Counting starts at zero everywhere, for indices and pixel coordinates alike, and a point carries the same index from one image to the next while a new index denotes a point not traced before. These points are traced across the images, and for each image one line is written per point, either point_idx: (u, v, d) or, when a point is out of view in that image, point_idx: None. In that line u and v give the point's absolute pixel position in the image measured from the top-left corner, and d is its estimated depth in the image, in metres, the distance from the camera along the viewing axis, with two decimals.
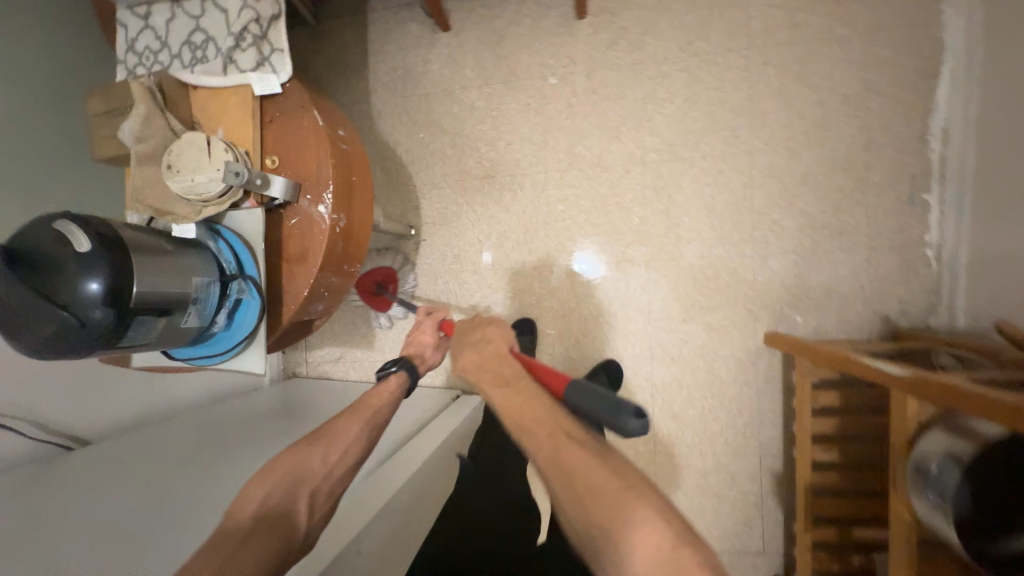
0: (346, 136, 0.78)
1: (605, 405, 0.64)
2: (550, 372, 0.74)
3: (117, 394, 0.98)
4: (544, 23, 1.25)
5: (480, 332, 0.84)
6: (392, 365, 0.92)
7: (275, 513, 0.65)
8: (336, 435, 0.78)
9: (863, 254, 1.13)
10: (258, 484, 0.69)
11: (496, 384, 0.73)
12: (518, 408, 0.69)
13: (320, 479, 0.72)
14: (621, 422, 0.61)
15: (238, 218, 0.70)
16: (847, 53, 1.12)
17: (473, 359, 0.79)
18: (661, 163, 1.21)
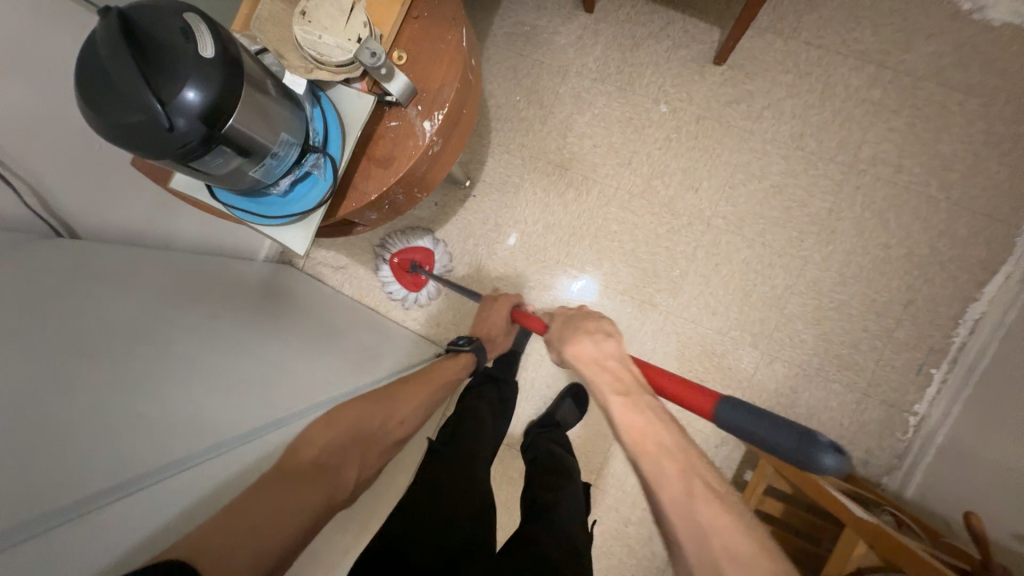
0: (476, 68, 0.75)
1: (790, 434, 0.62)
2: (682, 386, 0.70)
3: (125, 201, 0.89)
4: (680, 51, 1.23)
5: (596, 323, 0.79)
6: (465, 343, 1.11)
7: (332, 463, 0.75)
8: (397, 408, 0.90)
9: (856, 396, 1.18)
10: (323, 434, 0.78)
11: (616, 390, 0.69)
12: (646, 425, 0.64)
13: (377, 441, 0.84)
14: (815, 457, 0.61)
15: (343, 94, 0.67)
16: (931, 215, 1.15)
17: (589, 351, 0.75)
18: (723, 231, 1.21)
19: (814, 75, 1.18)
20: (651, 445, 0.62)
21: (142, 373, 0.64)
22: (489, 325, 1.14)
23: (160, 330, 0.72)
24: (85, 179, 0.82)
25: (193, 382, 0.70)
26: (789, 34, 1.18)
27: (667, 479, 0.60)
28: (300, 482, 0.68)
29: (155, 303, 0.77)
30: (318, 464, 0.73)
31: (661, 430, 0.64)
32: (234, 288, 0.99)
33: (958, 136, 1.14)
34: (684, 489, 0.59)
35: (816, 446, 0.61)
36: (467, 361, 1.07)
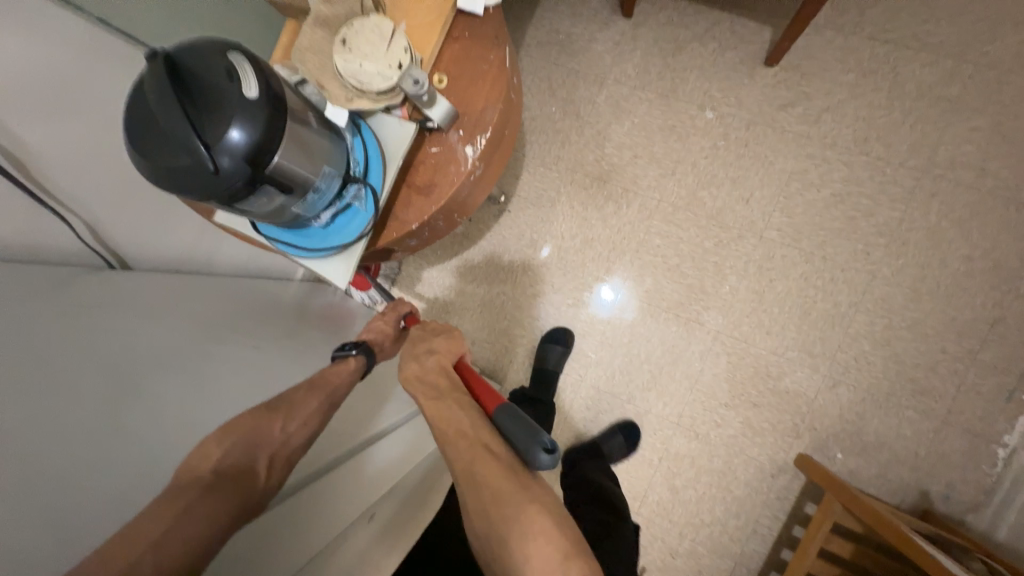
0: (518, 86, 0.71)
1: (521, 434, 0.64)
2: (486, 392, 0.74)
3: (171, 230, 0.91)
4: (728, 53, 1.15)
5: (427, 342, 0.82)
6: (350, 347, 0.83)
7: (230, 471, 0.61)
8: (298, 402, 0.71)
9: (933, 425, 1.07)
10: (217, 440, 0.62)
11: (430, 396, 0.74)
12: (448, 426, 0.69)
13: (279, 443, 0.67)
14: (532, 456, 0.62)
15: (384, 123, 0.65)
16: (1022, 223, 1.03)
17: (412, 367, 0.78)
18: (778, 244, 1.13)
19: (881, 73, 1.08)
20: (450, 446, 0.67)
21: (150, 415, 0.61)
22: (378, 333, 0.91)
23: (173, 354, 0.69)
24: (135, 211, 0.84)
25: (204, 417, 0.66)
26: (850, 29, 1.09)
27: (462, 476, 0.65)
28: (193, 502, 0.56)
29: (168, 325, 0.74)
30: (213, 479, 0.59)
31: (455, 429, 0.68)
32: (257, 307, 0.96)
33: None
34: (471, 477, 0.64)
35: (537, 446, 0.62)
36: (356, 366, 0.81)
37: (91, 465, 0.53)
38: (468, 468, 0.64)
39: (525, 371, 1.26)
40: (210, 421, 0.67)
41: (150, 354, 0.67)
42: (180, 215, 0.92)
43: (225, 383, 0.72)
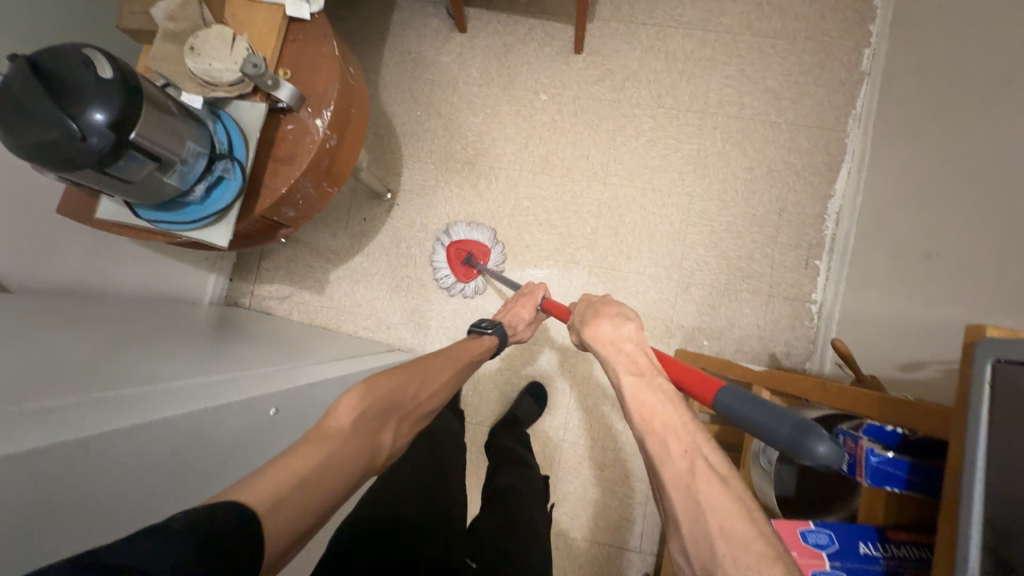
0: (355, 74, 0.89)
1: (784, 422, 0.49)
2: (698, 374, 0.60)
3: (62, 255, 0.95)
4: (546, 49, 1.44)
5: (616, 305, 0.69)
6: (486, 327, 1.00)
7: (371, 426, 0.68)
8: (428, 378, 0.82)
9: (764, 300, 1.34)
10: (362, 395, 0.69)
11: (630, 373, 0.60)
12: (655, 407, 0.56)
13: (407, 411, 0.76)
14: (805, 449, 0.46)
15: (239, 108, 0.78)
16: (777, 136, 1.37)
17: (605, 331, 0.65)
18: (618, 186, 1.39)
19: (656, 47, 1.41)
20: (659, 431, 0.54)
21: (83, 370, 0.66)
22: (513, 316, 1.05)
23: (90, 345, 0.74)
24: (22, 239, 0.88)
25: (136, 366, 0.72)
26: (627, 19, 1.43)
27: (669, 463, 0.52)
28: (336, 447, 0.61)
29: (83, 333, 0.78)
30: (355, 429, 0.65)
31: (664, 422, 0.55)
32: (173, 324, 1.01)
33: (779, 71, 1.39)
34: (679, 477, 0.52)
35: (809, 436, 0.47)
36: (490, 346, 0.98)
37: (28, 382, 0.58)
38: (684, 468, 0.52)
39: (440, 341, 1.38)
40: (143, 369, 0.72)
41: (67, 345, 0.72)
42: (69, 241, 0.97)
43: (151, 357, 0.78)
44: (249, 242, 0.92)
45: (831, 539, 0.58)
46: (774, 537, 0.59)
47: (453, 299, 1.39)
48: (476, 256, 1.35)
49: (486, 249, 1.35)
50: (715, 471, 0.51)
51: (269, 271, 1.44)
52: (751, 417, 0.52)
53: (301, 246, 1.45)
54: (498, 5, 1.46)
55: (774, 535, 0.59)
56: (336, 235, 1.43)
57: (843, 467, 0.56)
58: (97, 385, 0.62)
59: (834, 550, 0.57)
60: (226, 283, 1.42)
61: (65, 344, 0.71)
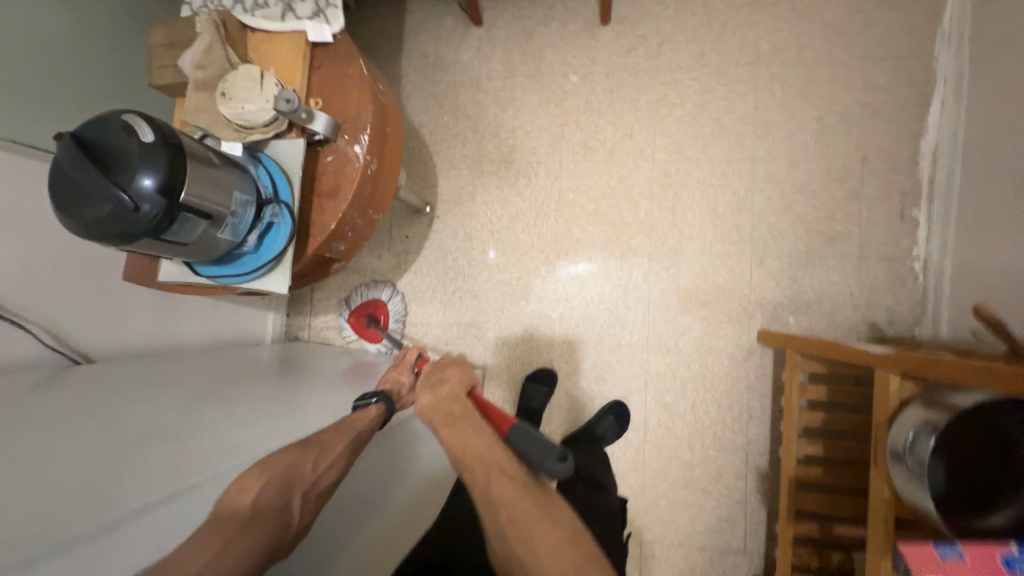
0: (384, 90, 0.84)
1: (534, 448, 0.73)
2: (496, 412, 0.81)
3: (131, 320, 0.97)
4: (569, 27, 1.34)
5: (443, 371, 0.88)
6: (371, 398, 0.88)
7: (270, 507, 0.65)
8: (330, 448, 0.75)
9: (854, 263, 1.18)
10: (256, 475, 0.67)
11: (446, 424, 0.79)
12: (467, 449, 0.75)
13: (312, 483, 0.71)
14: (545, 464, 0.71)
15: (278, 148, 0.75)
16: (847, 76, 1.20)
17: (427, 397, 0.83)
18: (669, 162, 1.27)
19: (691, 1, 1.28)
20: (470, 462, 0.74)
21: (145, 449, 0.66)
22: (393, 381, 0.97)
23: (157, 404, 0.76)
24: (93, 311, 0.90)
25: (195, 437, 0.72)
26: None
27: (478, 486, 0.72)
28: (233, 537, 0.60)
29: (153, 389, 0.80)
30: (251, 513, 0.63)
31: (474, 451, 0.74)
32: (232, 367, 1.03)
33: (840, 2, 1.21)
34: (487, 494, 0.71)
35: (548, 455, 0.72)
36: (381, 413, 0.86)
37: (92, 481, 0.59)
38: (485, 485, 0.72)
39: (501, 353, 1.33)
40: (201, 441, 0.72)
41: (137, 407, 0.73)
42: (137, 303, 0.98)
43: (212, 415, 0.78)
44: (304, 283, 0.90)
45: None
46: (966, 566, 0.47)
47: (507, 307, 1.34)
48: (373, 314, 1.37)
49: (382, 303, 1.37)
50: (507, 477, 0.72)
51: (322, 302, 1.44)
52: (516, 445, 0.75)
53: (349, 273, 1.44)
54: None
55: (967, 565, 0.47)
56: (381, 256, 1.41)
57: None
58: (151, 481, 0.63)
59: None
60: (284, 319, 1.43)
61: (135, 407, 0.73)
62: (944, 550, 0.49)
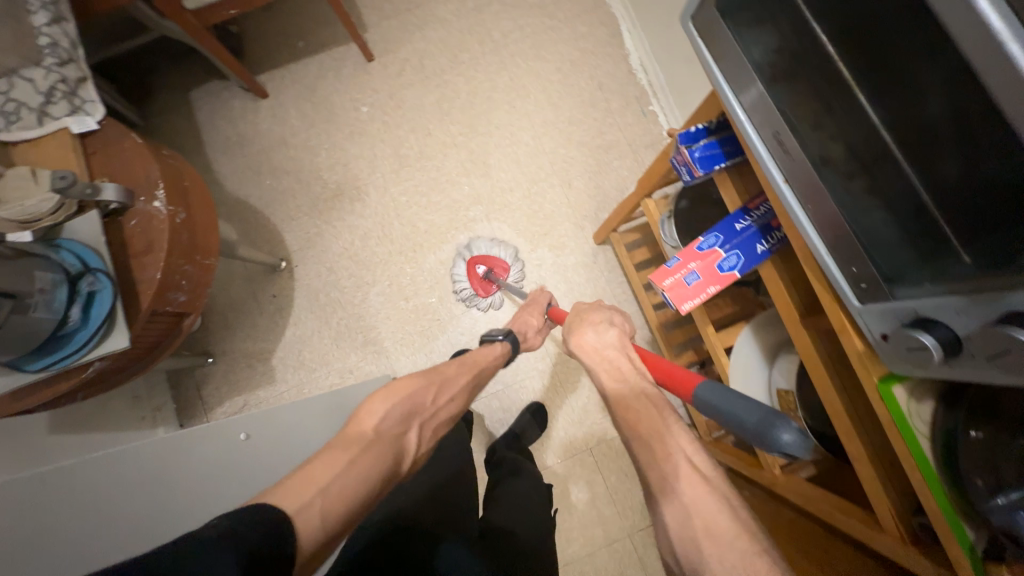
0: (171, 155, 0.93)
1: (750, 411, 0.50)
2: (676, 372, 0.64)
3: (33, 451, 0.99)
4: (343, 71, 1.55)
5: (599, 312, 0.82)
6: (498, 336, 1.00)
7: (394, 430, 0.71)
8: (449, 384, 0.83)
9: (632, 157, 1.49)
10: (385, 401, 0.72)
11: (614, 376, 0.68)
12: (637, 407, 0.61)
13: (429, 416, 0.78)
14: (770, 435, 0.47)
15: (73, 225, 0.80)
16: (562, 35, 1.56)
17: (589, 338, 0.76)
18: (469, 141, 1.51)
19: (429, 23, 1.57)
20: (646, 430, 0.57)
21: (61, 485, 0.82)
22: (524, 323, 1.08)
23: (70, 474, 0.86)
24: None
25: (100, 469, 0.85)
26: (394, 15, 1.58)
27: (657, 460, 0.54)
28: (355, 457, 0.63)
29: None
30: (376, 436, 0.68)
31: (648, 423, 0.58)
32: None
33: None
34: (666, 473, 0.52)
35: (773, 423, 0.48)
36: (502, 354, 0.97)
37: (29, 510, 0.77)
38: (669, 469, 0.52)
39: (404, 354, 1.40)
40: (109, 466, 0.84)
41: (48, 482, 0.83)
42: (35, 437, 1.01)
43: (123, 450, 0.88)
44: (162, 350, 0.92)
45: (718, 236, 0.64)
46: (681, 260, 0.66)
47: (392, 313, 1.43)
48: (495, 270, 1.38)
49: (506, 263, 1.39)
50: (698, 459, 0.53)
51: (213, 395, 1.39)
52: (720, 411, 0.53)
53: (229, 354, 1.42)
54: (282, 60, 1.56)
55: (681, 259, 0.66)
56: (256, 324, 1.43)
57: (687, 178, 0.65)
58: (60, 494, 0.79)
59: (724, 239, 0.63)
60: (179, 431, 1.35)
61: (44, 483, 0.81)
62: (670, 260, 0.67)
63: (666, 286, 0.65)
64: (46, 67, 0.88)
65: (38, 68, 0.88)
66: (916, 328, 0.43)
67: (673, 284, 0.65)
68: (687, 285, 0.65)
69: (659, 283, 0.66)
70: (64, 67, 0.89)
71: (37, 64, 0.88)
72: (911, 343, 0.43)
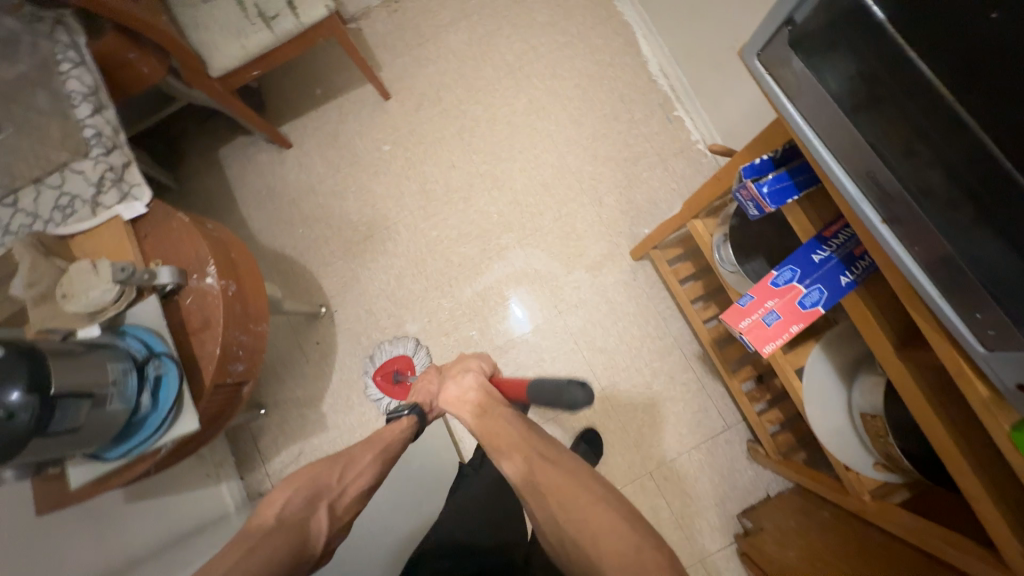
0: (215, 228, 0.95)
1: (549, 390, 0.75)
2: (514, 381, 0.84)
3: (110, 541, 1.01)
4: (363, 113, 1.57)
5: (461, 364, 0.91)
6: (404, 409, 0.92)
7: (297, 516, 0.74)
8: (355, 461, 0.83)
9: (662, 167, 1.45)
10: (284, 491, 0.77)
11: (477, 414, 0.81)
12: (498, 433, 0.77)
13: (338, 495, 0.79)
14: (567, 398, 0.73)
15: (136, 312, 0.82)
16: (576, 50, 1.53)
17: (450, 389, 0.86)
18: (493, 169, 1.50)
19: (442, 54, 1.57)
20: (505, 449, 0.74)
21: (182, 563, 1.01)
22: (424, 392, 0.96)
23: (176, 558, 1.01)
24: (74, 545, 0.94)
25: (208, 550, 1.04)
26: (408, 51, 1.59)
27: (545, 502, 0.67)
28: (257, 543, 0.69)
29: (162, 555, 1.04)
30: (277, 522, 0.72)
31: (507, 443, 0.75)
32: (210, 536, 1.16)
33: (542, 7, 1.57)
34: (527, 478, 0.70)
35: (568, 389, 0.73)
36: (409, 426, 0.89)
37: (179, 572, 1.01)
38: (528, 472, 0.71)
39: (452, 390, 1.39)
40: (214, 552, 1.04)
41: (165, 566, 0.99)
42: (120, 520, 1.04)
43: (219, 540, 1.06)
44: (226, 418, 0.93)
45: (794, 269, 0.61)
46: (756, 299, 0.63)
47: (434, 349, 1.42)
48: (401, 370, 1.38)
49: (407, 359, 1.39)
50: (548, 459, 0.71)
51: (268, 446, 1.41)
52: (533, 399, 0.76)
53: (280, 404, 1.44)
54: (302, 109, 1.59)
55: (756, 299, 0.63)
56: (303, 373, 1.45)
57: (755, 212, 0.62)
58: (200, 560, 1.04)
59: (802, 272, 0.60)
60: (240, 484, 1.38)
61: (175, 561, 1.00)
62: (743, 299, 0.64)
63: (745, 328, 0.63)
64: (94, 157, 0.92)
65: (87, 158, 0.92)
66: None
67: (753, 326, 0.63)
68: (768, 326, 0.62)
69: (737, 326, 0.63)
70: (110, 155, 0.92)
71: (86, 155, 0.92)
72: None
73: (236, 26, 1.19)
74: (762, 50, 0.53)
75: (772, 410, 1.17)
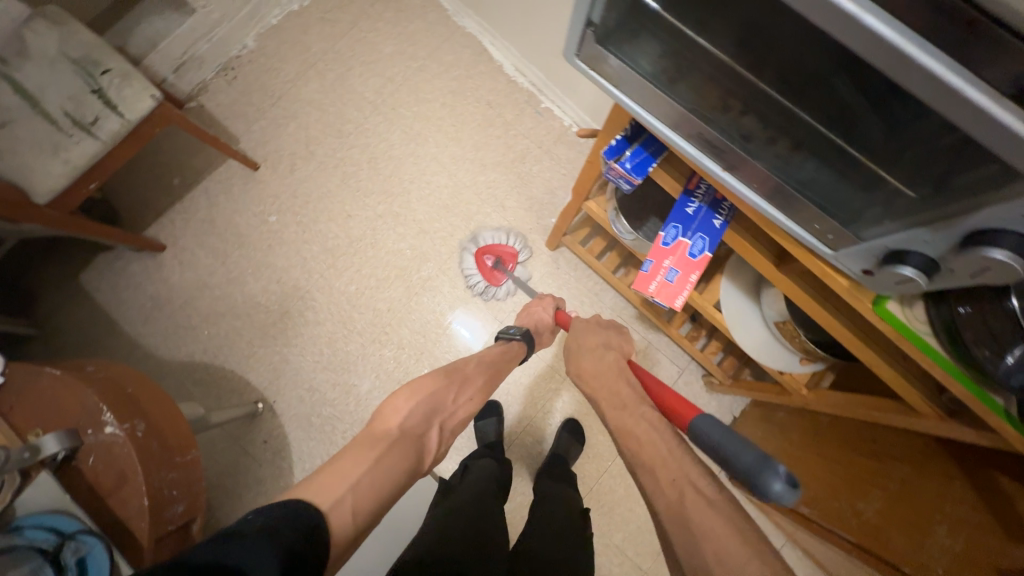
0: (98, 366, 0.82)
1: (746, 453, 0.54)
2: (685, 405, 0.68)
3: None
4: (234, 190, 1.46)
5: (601, 338, 0.87)
6: (514, 333, 0.95)
7: (417, 429, 0.69)
8: (471, 387, 0.80)
9: (548, 157, 1.52)
10: (409, 398, 0.71)
11: (616, 407, 0.73)
12: (640, 436, 0.67)
13: (450, 415, 0.76)
14: (760, 477, 0.52)
15: (27, 498, 0.70)
16: (432, 70, 1.55)
17: (591, 367, 0.81)
18: (391, 206, 1.47)
19: (300, 109, 1.51)
20: (650, 460, 0.64)
21: None
22: (536, 318, 1.01)
23: None
24: None
25: None
26: (262, 116, 1.51)
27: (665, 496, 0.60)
28: (385, 456, 0.63)
29: None
30: (399, 433, 0.67)
31: (653, 452, 0.64)
32: None
33: (384, 38, 1.57)
34: (674, 506, 0.59)
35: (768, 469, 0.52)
36: (518, 353, 0.92)
37: None
38: (675, 496, 0.60)
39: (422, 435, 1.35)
40: None
41: None
42: None
43: None
44: None
45: (675, 227, 0.68)
46: (655, 261, 0.69)
47: None
48: (504, 258, 1.41)
49: (512, 253, 1.41)
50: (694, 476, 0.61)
51: None
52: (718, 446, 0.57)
53: None
54: (164, 205, 1.45)
55: (654, 262, 0.69)
56: (260, 478, 1.32)
57: (626, 187, 0.68)
58: None
59: (683, 227, 0.67)
60: None
61: None
62: (645, 264, 0.70)
63: (654, 292, 0.69)
64: None
65: None
66: (898, 262, 0.48)
67: (660, 289, 0.69)
68: (672, 284, 0.68)
69: (647, 291, 0.69)
70: None
71: None
72: (899, 275, 0.49)
73: (48, 141, 1.05)
74: (579, 51, 0.56)
75: (710, 342, 1.27)
